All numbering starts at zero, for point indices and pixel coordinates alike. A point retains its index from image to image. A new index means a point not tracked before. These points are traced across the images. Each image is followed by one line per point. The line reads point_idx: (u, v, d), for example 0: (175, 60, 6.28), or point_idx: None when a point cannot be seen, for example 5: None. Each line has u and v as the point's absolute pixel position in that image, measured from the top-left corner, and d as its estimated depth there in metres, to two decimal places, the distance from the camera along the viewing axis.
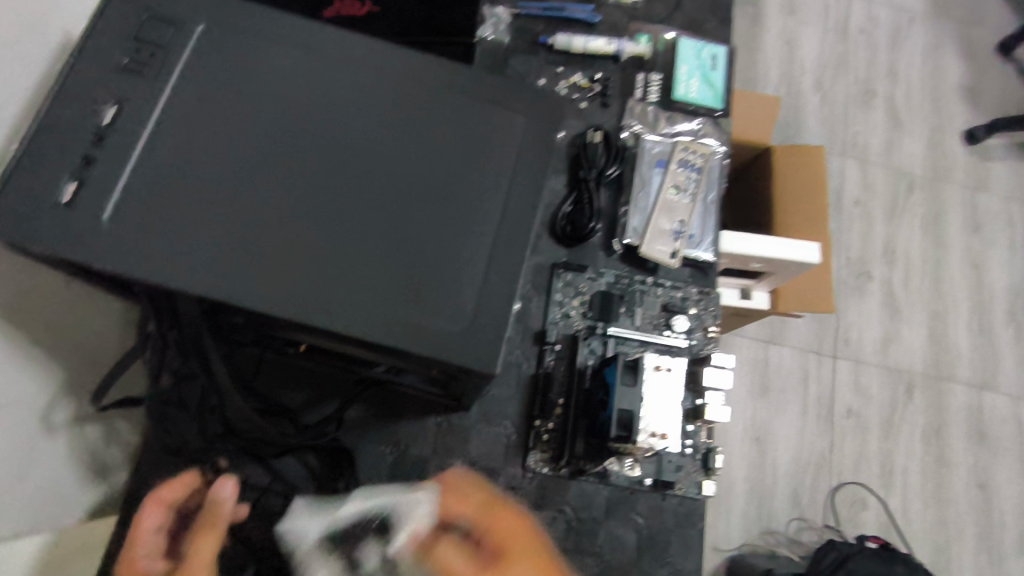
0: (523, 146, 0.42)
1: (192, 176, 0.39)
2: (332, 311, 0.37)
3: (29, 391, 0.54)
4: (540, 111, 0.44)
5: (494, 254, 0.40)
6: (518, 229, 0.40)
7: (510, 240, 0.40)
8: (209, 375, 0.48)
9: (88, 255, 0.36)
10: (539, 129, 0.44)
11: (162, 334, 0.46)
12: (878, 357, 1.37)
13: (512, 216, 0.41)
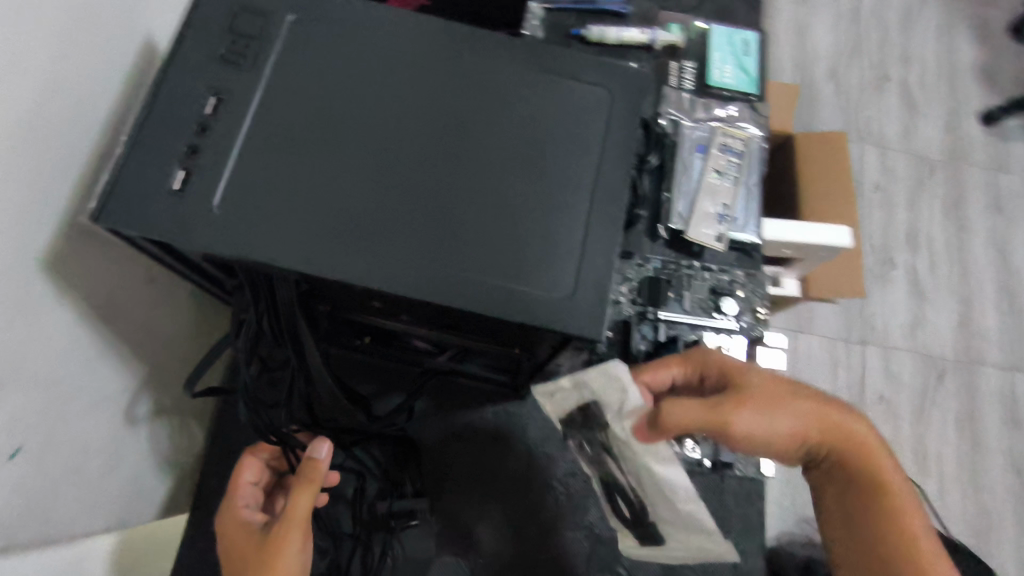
0: (608, 122, 0.43)
1: (295, 160, 0.40)
2: (441, 285, 0.38)
3: (112, 388, 0.54)
4: (625, 83, 0.44)
5: (592, 224, 0.40)
6: (612, 201, 0.41)
7: (604, 215, 0.41)
8: (302, 361, 0.49)
9: (202, 239, 0.37)
10: (624, 102, 0.44)
11: (257, 320, 0.47)
12: (906, 343, 1.37)
13: (606, 188, 0.41)
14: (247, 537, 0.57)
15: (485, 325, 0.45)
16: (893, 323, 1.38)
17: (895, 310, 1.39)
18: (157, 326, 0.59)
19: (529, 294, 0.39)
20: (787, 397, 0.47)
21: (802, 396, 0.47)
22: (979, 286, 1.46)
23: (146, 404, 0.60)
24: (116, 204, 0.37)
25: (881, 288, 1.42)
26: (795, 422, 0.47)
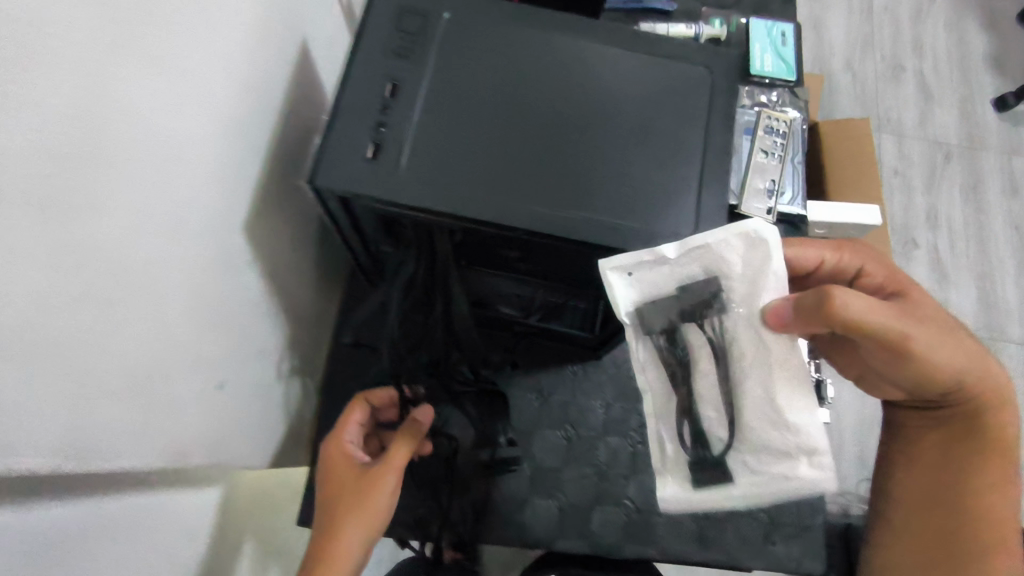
0: (712, 95, 0.51)
1: (462, 131, 0.48)
2: (590, 229, 0.46)
3: (269, 340, 0.63)
4: (723, 61, 0.52)
5: (707, 176, 0.48)
6: (720, 158, 0.49)
7: (715, 171, 0.49)
8: (446, 310, 0.58)
9: (395, 193, 0.46)
10: (724, 77, 0.52)
11: (413, 274, 0.55)
12: None
13: (716, 147, 0.49)
14: (349, 465, 0.66)
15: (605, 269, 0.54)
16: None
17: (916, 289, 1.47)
18: (296, 291, 0.68)
19: (660, 236, 0.47)
20: (955, 332, 0.50)
21: (964, 335, 0.51)
22: (998, 265, 1.53)
23: (285, 361, 0.69)
24: (327, 169, 0.46)
25: (904, 268, 1.49)
26: (961, 356, 0.50)
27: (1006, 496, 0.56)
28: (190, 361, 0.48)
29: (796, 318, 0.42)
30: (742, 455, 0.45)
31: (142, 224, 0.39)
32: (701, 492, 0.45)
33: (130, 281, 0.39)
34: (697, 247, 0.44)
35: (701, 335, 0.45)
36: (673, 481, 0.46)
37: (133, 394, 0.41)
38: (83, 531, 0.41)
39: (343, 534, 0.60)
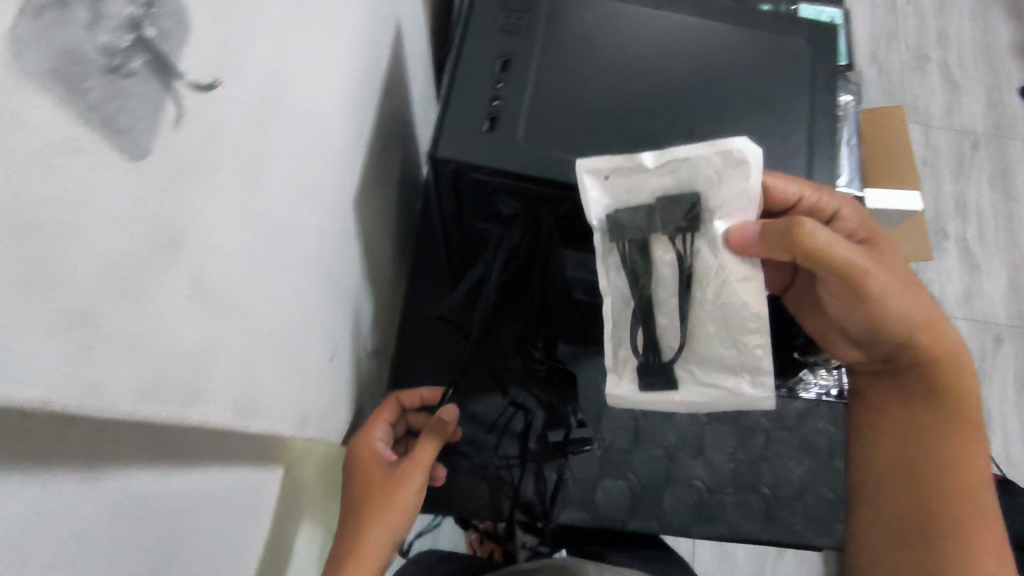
0: (817, 62, 0.52)
1: (573, 104, 0.49)
2: None
3: (361, 320, 0.64)
4: (821, 35, 0.53)
5: (813, 147, 0.50)
6: (825, 129, 0.50)
7: (824, 138, 0.50)
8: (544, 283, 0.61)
9: (514, 165, 0.47)
10: (823, 50, 0.53)
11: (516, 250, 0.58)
12: (963, 310, 1.46)
13: (820, 117, 0.50)
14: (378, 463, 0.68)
15: None
16: (947, 292, 1.46)
17: (948, 279, 1.48)
18: (379, 274, 0.69)
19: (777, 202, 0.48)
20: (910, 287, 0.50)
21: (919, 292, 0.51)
22: None
23: (369, 338, 0.70)
24: (447, 141, 0.47)
25: (936, 258, 1.50)
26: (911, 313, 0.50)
27: (984, 472, 0.52)
28: (321, 331, 0.50)
29: (760, 242, 0.42)
30: (689, 368, 0.45)
31: (303, 191, 0.41)
32: (644, 394, 0.46)
33: (294, 246, 0.41)
34: (676, 159, 0.44)
35: (670, 249, 0.45)
36: (624, 378, 0.47)
37: (286, 362, 0.43)
38: (181, 508, 0.43)
39: (373, 529, 0.61)
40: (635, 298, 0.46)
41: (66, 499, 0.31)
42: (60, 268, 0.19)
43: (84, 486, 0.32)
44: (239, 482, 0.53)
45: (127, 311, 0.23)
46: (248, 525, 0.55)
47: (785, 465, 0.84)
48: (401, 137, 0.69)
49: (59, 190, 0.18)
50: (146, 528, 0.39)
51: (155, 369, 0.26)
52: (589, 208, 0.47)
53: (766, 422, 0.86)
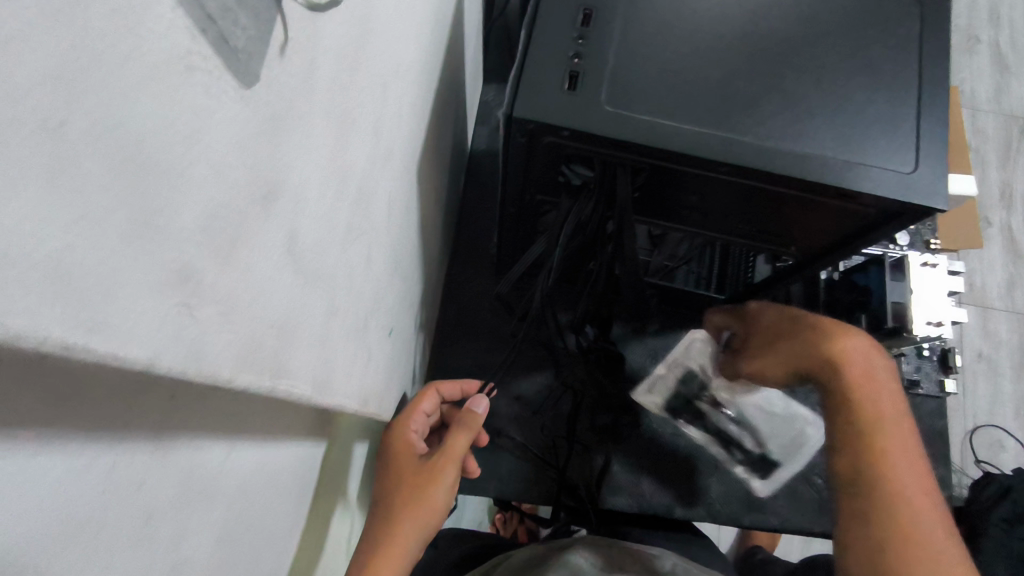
0: (924, 22, 0.48)
1: (659, 63, 0.46)
2: (804, 164, 0.44)
3: (414, 293, 0.62)
4: None
5: (921, 112, 0.46)
6: (933, 93, 0.46)
7: (932, 104, 0.46)
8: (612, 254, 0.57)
9: (596, 127, 0.44)
10: (930, 10, 0.49)
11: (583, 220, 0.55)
12: (1005, 302, 1.40)
13: (927, 80, 0.47)
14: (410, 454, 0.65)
15: (802, 220, 0.51)
16: (989, 283, 1.41)
17: (991, 270, 1.42)
18: (429, 245, 0.66)
19: (881, 173, 0.44)
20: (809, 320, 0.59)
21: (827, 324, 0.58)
22: None
23: (417, 314, 0.67)
24: (524, 100, 0.44)
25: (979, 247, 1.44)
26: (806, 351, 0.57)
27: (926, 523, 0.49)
28: (383, 304, 0.47)
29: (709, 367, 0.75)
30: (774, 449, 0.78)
31: (379, 152, 0.38)
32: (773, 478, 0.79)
33: (367, 212, 0.38)
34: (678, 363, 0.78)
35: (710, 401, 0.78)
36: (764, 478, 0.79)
37: (356, 332, 0.41)
38: (236, 482, 0.41)
39: (404, 523, 0.58)
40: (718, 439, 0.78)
41: (136, 468, 0.29)
42: (174, 208, 0.17)
43: (155, 459, 0.30)
44: (292, 458, 0.51)
45: (228, 268, 0.20)
46: (295, 502, 0.53)
47: None
48: (453, 103, 0.66)
49: (170, 117, 0.16)
50: (205, 505, 0.37)
51: (248, 335, 0.23)
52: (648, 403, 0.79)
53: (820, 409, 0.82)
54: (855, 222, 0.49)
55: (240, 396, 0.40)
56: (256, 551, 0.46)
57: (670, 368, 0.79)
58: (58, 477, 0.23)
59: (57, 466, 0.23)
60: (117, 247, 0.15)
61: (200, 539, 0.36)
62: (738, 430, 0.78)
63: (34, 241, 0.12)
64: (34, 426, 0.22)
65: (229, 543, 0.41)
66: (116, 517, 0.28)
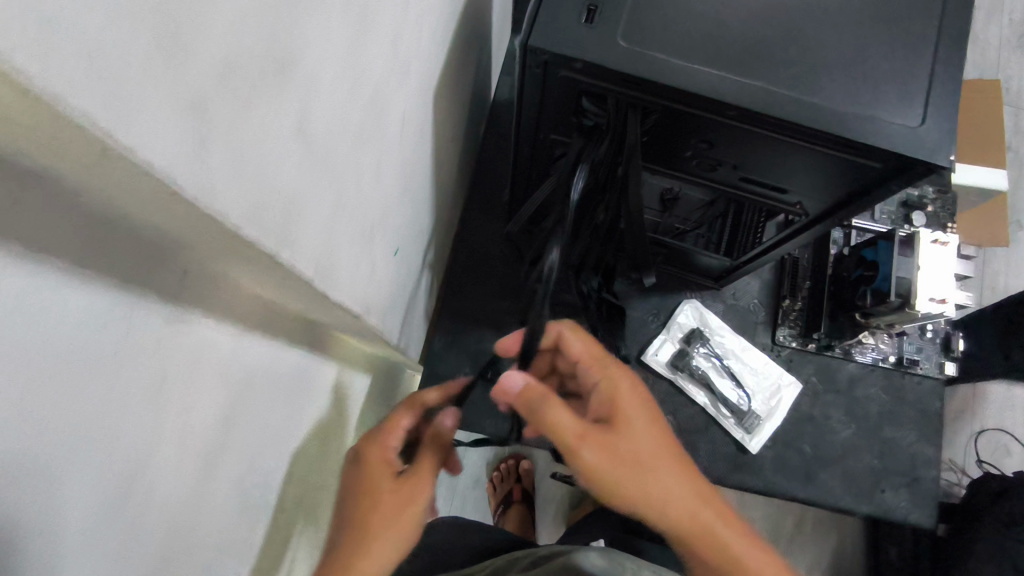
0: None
1: (676, 5, 0.47)
2: (812, 111, 0.45)
3: (425, 224, 0.64)
4: None
5: (936, 69, 0.46)
6: (951, 53, 0.46)
7: (949, 61, 0.46)
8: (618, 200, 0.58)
9: (609, 60, 0.45)
10: None
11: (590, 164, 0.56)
12: None
13: (946, 41, 0.47)
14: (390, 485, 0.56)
15: (805, 174, 0.51)
16: (1015, 287, 1.38)
17: (1018, 274, 1.39)
18: (443, 183, 0.68)
19: (888, 126, 0.45)
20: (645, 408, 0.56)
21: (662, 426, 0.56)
22: None
23: (427, 248, 0.69)
24: (541, 30, 0.45)
25: (1007, 251, 1.41)
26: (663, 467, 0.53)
27: None
28: (391, 223, 0.50)
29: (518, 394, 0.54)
30: (759, 411, 0.81)
31: (396, 65, 0.40)
32: (760, 438, 0.80)
33: (381, 120, 0.40)
34: (677, 324, 0.84)
35: (702, 356, 0.83)
36: (752, 434, 0.80)
37: (362, 240, 0.43)
38: (243, 368, 0.44)
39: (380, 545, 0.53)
40: (711, 394, 0.81)
41: (153, 327, 0.32)
42: (195, 41, 0.19)
43: (168, 324, 0.33)
44: (295, 366, 0.54)
45: (239, 120, 0.23)
46: (297, 410, 0.57)
47: (836, 427, 0.82)
48: (477, 43, 0.67)
49: None
50: (212, 383, 0.39)
51: (249, 202, 0.25)
52: (654, 358, 0.83)
53: (817, 380, 0.83)
54: (857, 177, 0.49)
55: (246, 291, 0.43)
56: (258, 447, 0.49)
57: (673, 328, 0.84)
58: (84, 313, 0.26)
59: (80, 300, 0.26)
60: (135, 66, 0.17)
61: (206, 419, 0.39)
62: (730, 389, 0.82)
63: (67, 27, 0.14)
64: (59, 257, 0.24)
65: (233, 432, 0.44)
66: (136, 371, 0.31)
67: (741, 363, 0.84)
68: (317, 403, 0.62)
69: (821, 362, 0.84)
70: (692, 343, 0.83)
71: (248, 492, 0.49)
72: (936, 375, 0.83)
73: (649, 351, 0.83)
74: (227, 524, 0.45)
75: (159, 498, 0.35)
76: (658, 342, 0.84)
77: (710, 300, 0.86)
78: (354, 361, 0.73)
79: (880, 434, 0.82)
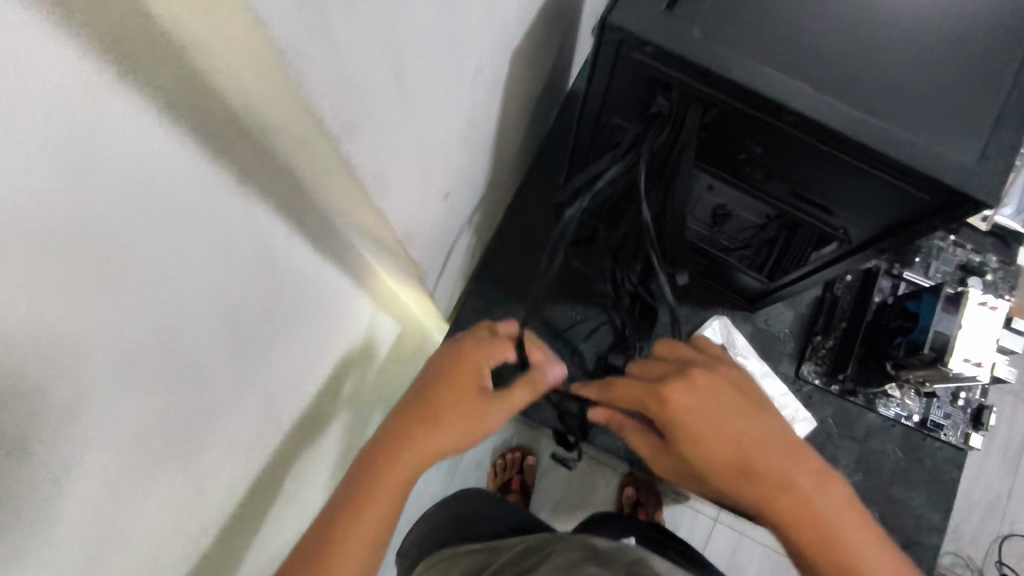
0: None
1: (755, 9, 0.48)
2: (869, 130, 0.45)
3: (478, 183, 0.67)
4: None
5: (1005, 112, 0.46)
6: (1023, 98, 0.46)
7: (1019, 107, 0.46)
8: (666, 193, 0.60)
9: (680, 47, 0.47)
10: None
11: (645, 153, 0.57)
12: None
13: (1021, 87, 0.47)
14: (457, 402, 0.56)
15: (855, 197, 0.52)
16: None
17: None
18: (504, 151, 0.71)
19: (942, 157, 0.45)
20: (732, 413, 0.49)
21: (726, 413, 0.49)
22: None
23: (476, 209, 0.72)
24: (622, 10, 0.48)
25: None
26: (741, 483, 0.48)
27: None
28: (447, 166, 0.53)
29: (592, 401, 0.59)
30: None
31: (481, 12, 0.43)
32: None
33: (457, 59, 0.43)
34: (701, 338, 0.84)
35: None
36: None
37: (418, 167, 0.46)
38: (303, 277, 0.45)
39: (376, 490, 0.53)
40: None
41: (240, 206, 0.33)
42: None
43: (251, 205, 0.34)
44: None
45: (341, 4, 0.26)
46: (335, 338, 0.60)
47: (843, 472, 0.81)
48: (563, 26, 0.70)
49: None
50: (273, 282, 0.41)
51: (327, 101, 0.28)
52: None
53: (832, 422, 0.82)
54: (905, 206, 0.50)
55: (324, 219, 0.46)
56: (296, 371, 0.51)
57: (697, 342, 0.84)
58: (185, 170, 0.27)
59: (193, 161, 0.27)
60: None
61: (264, 315, 0.41)
62: None
63: None
64: (183, 111, 0.25)
65: (276, 354, 0.46)
66: (203, 257, 0.31)
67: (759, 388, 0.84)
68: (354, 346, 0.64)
69: (841, 405, 0.83)
70: None
71: (279, 402, 0.51)
72: (959, 445, 0.81)
73: None
74: (253, 437, 0.48)
75: (210, 377, 0.37)
76: None
77: (741, 321, 0.86)
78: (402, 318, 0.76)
79: (888, 490, 0.80)
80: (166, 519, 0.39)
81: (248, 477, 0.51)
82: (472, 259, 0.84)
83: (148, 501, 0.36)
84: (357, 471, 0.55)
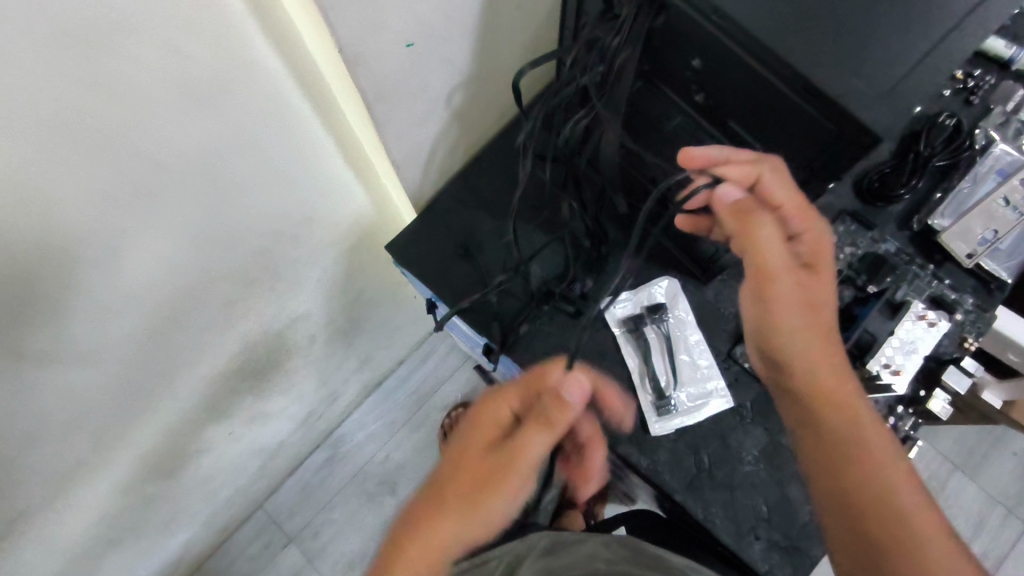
0: (978, 7, 0.50)
1: None
2: (790, 49, 0.47)
3: (461, 66, 0.71)
4: None
5: (922, 63, 0.48)
6: (943, 56, 0.48)
7: (927, 73, 0.48)
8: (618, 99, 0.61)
9: None
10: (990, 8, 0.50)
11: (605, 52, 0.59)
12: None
13: (945, 47, 0.49)
14: (506, 465, 0.69)
15: (782, 123, 0.53)
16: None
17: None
18: (500, 51, 0.75)
19: (851, 84, 0.47)
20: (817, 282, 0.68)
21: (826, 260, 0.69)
22: None
23: (460, 99, 0.76)
24: None
25: None
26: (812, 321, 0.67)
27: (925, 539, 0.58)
28: (418, 16, 0.58)
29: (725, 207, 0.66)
30: (680, 403, 0.81)
31: None
32: (667, 424, 0.81)
33: None
34: (644, 293, 0.85)
35: (653, 330, 0.84)
36: (660, 418, 0.81)
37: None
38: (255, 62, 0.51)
39: (411, 541, 0.67)
40: (644, 366, 0.83)
41: None
42: None
43: None
44: None
45: None
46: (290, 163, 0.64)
47: (745, 458, 0.81)
48: None
49: None
50: (214, 47, 0.47)
51: None
52: (609, 314, 0.84)
53: (750, 408, 0.83)
54: (816, 136, 0.51)
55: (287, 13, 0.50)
56: (240, 179, 0.60)
57: (642, 296, 0.85)
58: None
59: None
60: None
61: (201, 72, 0.47)
62: (664, 370, 0.83)
63: None
64: None
65: (215, 125, 0.53)
66: None
67: (688, 355, 0.84)
68: (306, 181, 0.69)
69: (763, 395, 0.83)
70: (651, 314, 0.83)
71: (214, 176, 0.57)
72: None
73: (607, 301, 0.85)
74: (170, 206, 0.56)
75: (129, 100, 0.45)
76: (619, 300, 0.85)
77: (692, 287, 0.86)
78: (370, 185, 0.80)
79: (784, 486, 0.80)
80: (69, 222, 0.49)
81: (168, 251, 0.60)
82: (453, 158, 0.88)
83: (54, 191, 0.46)
84: (408, 526, 0.69)
